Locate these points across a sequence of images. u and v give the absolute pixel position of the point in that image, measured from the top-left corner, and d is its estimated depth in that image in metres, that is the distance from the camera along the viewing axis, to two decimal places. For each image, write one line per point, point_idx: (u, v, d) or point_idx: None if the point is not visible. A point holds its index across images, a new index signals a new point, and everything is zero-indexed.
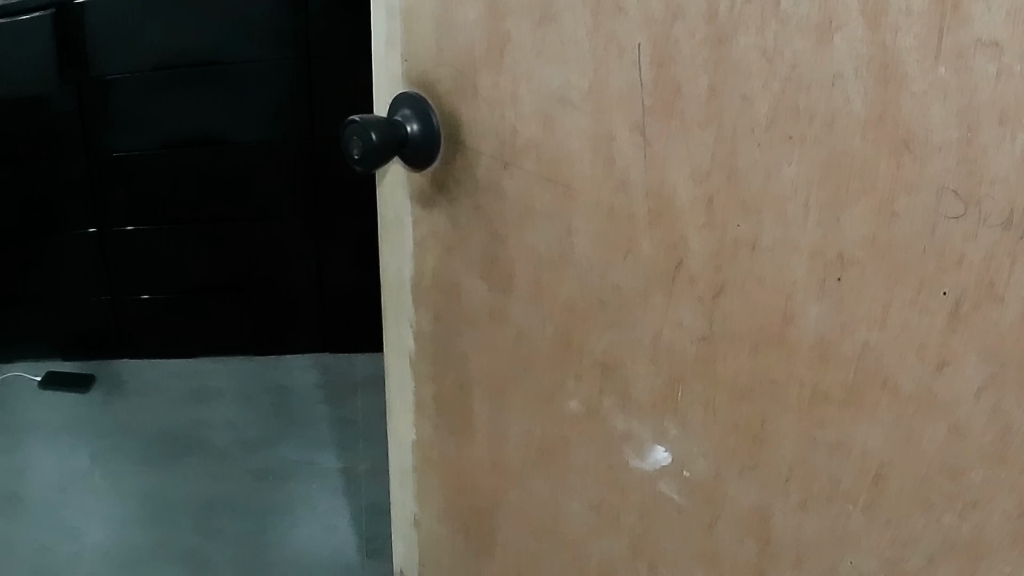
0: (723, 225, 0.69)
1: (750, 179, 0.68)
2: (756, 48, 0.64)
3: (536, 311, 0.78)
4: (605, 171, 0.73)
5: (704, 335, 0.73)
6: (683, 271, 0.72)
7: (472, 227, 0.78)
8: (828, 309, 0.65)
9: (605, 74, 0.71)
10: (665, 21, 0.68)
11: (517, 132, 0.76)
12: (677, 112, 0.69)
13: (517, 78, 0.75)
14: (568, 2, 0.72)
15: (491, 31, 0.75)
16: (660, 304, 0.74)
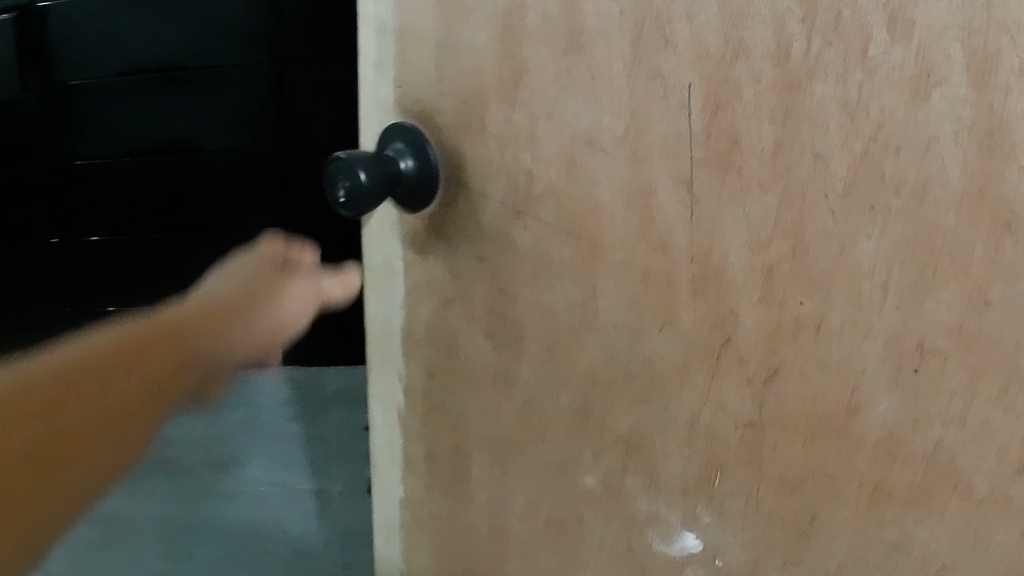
0: (782, 301, 0.59)
1: (821, 256, 0.56)
2: (835, 99, 0.53)
3: (550, 378, 0.67)
4: (641, 228, 0.61)
5: (751, 421, 0.62)
6: (730, 349, 0.61)
7: (474, 280, 0.66)
8: (898, 406, 0.55)
9: (645, 115, 0.59)
10: (722, 59, 0.56)
11: (534, 177, 0.63)
12: (734, 167, 0.57)
13: (536, 113, 0.62)
14: (601, 27, 0.59)
15: (504, 58, 0.62)
16: (700, 384, 0.63)
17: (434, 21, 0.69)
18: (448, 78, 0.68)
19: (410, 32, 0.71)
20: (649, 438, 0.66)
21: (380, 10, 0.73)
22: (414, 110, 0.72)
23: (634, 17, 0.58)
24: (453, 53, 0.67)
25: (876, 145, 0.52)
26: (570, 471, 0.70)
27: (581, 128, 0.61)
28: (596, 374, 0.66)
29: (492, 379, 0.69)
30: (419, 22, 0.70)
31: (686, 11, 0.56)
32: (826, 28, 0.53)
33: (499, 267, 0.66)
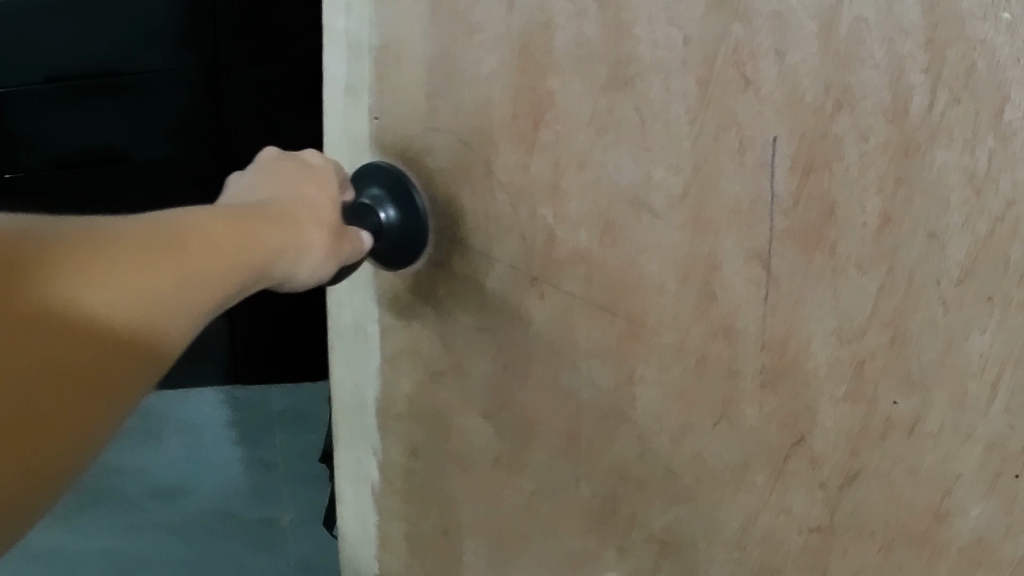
0: (873, 400, 0.47)
1: (924, 350, 0.44)
2: (960, 169, 0.41)
3: (569, 469, 0.57)
4: (698, 308, 0.49)
5: (818, 525, 0.50)
6: (802, 449, 0.49)
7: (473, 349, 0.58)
8: (996, 512, 0.44)
9: (711, 173, 0.47)
10: (819, 110, 0.43)
11: (554, 239, 0.53)
12: (828, 243, 0.45)
13: (562, 163, 0.51)
14: (655, 59, 0.47)
15: (519, 92, 0.51)
16: (760, 487, 0.51)
17: (421, 35, 0.55)
18: (443, 109, 0.55)
19: (388, 49, 0.57)
20: (689, 542, 0.54)
21: (350, 21, 0.59)
22: (396, 148, 0.59)
23: (702, 49, 0.45)
24: (454, 76, 0.54)
25: (1004, 230, 0.41)
26: (587, 569, 0.58)
27: (623, 183, 0.49)
28: (626, 468, 0.55)
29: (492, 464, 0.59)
30: (405, 36, 0.56)
31: (774, 46, 0.44)
32: (956, 83, 0.40)
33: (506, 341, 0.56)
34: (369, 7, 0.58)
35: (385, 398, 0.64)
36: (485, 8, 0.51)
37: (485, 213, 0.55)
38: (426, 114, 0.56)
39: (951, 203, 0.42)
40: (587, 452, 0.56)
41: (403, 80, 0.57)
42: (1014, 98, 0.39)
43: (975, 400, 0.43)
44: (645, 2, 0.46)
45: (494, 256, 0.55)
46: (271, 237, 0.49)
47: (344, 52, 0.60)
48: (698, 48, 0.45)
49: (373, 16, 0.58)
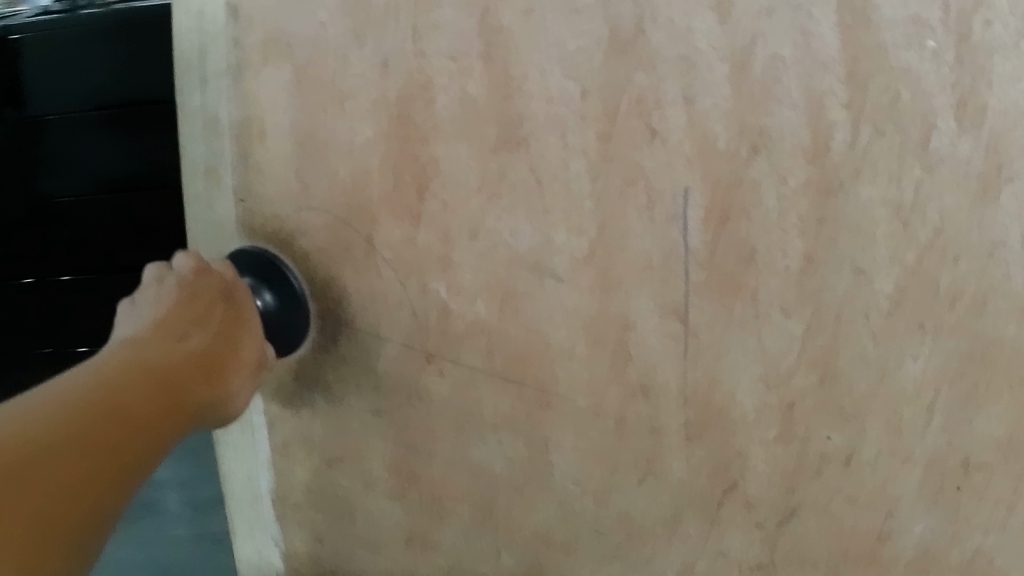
0: (805, 438, 0.44)
1: (856, 383, 0.43)
2: (884, 201, 0.41)
3: (487, 540, 0.52)
4: (614, 367, 0.46)
5: (760, 564, 0.46)
6: (736, 495, 0.46)
7: (370, 429, 0.53)
8: (942, 524, 0.43)
9: (618, 229, 0.44)
10: (734, 156, 0.42)
11: (447, 308, 0.48)
12: (748, 289, 0.43)
13: (451, 225, 0.47)
14: (550, 114, 0.44)
15: (398, 157, 0.47)
16: (695, 536, 0.47)
17: (283, 107, 0.50)
18: (314, 184, 0.50)
19: (250, 123, 0.51)
20: None
21: (203, 98, 0.52)
22: (268, 231, 0.52)
23: (602, 100, 0.43)
24: (321, 147, 0.49)
25: (933, 258, 0.41)
26: None
27: (522, 250, 0.46)
28: (550, 533, 0.50)
29: (404, 543, 0.54)
30: (264, 105, 0.50)
31: (682, 92, 0.42)
32: (880, 115, 0.40)
33: (404, 422, 0.51)
34: (227, 79, 0.51)
35: (282, 487, 0.57)
36: (356, 71, 0.47)
37: (370, 288, 0.50)
38: (299, 192, 0.51)
39: (875, 235, 0.41)
40: (503, 523, 0.51)
41: (269, 158, 0.51)
42: (940, 125, 0.39)
43: (910, 425, 0.43)
44: (537, 54, 0.43)
45: (384, 335, 0.50)
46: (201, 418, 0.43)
47: (201, 133, 0.53)
48: (596, 99, 0.43)
49: (231, 89, 0.51)
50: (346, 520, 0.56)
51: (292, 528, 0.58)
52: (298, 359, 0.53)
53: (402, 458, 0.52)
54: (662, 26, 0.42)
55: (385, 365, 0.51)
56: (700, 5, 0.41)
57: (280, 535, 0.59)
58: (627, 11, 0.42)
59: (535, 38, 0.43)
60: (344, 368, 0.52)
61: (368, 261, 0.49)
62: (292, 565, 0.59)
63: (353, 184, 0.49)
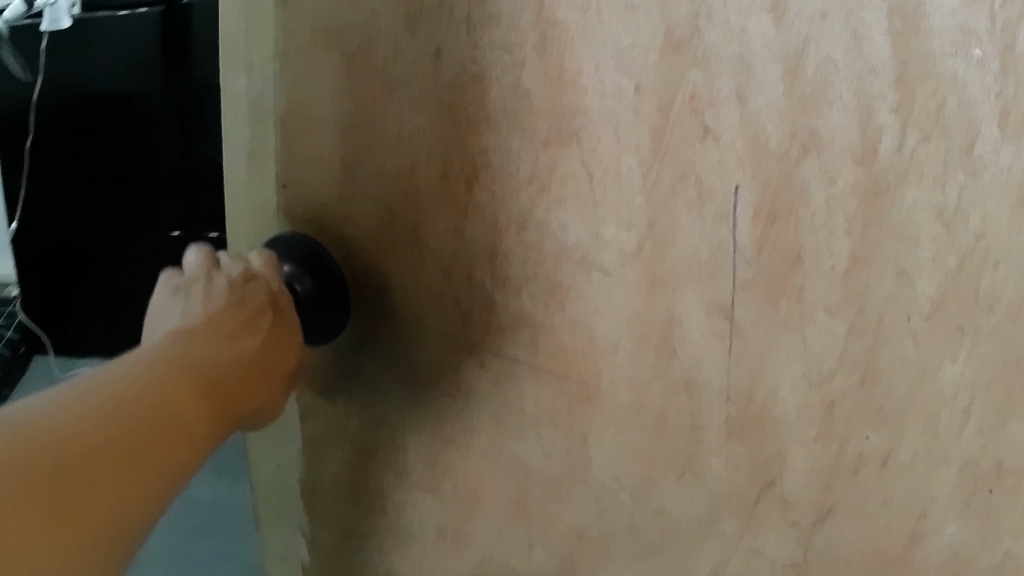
0: (843, 439, 0.44)
1: (895, 386, 0.43)
2: (929, 206, 0.41)
3: (520, 534, 0.52)
4: (658, 363, 0.46)
5: (794, 560, 0.47)
6: (772, 493, 0.46)
7: (406, 420, 0.53)
8: (973, 529, 0.44)
9: (667, 226, 0.45)
10: (785, 155, 0.42)
11: (493, 300, 0.49)
12: (794, 288, 0.43)
13: (500, 218, 0.48)
14: (602, 111, 0.45)
15: (448, 149, 0.48)
16: (730, 533, 0.47)
17: (333, 96, 0.50)
18: (362, 173, 0.51)
19: (297, 112, 0.52)
20: None
21: (250, 82, 0.53)
22: (313, 219, 0.53)
23: (656, 97, 0.44)
24: (371, 138, 0.50)
25: (974, 266, 0.41)
26: None
27: (569, 244, 0.47)
28: (584, 529, 0.50)
29: (435, 537, 0.55)
30: (313, 94, 0.51)
31: (736, 91, 0.42)
32: (926, 120, 0.40)
33: (442, 413, 0.52)
34: (274, 62, 0.51)
35: (310, 481, 0.57)
36: (408, 62, 0.48)
37: (415, 280, 0.51)
38: (345, 181, 0.51)
39: (919, 239, 0.41)
40: (537, 518, 0.51)
41: (317, 145, 0.52)
42: (985, 133, 0.39)
43: (948, 431, 0.43)
44: (592, 50, 0.44)
45: (426, 326, 0.51)
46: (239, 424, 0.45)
47: (245, 116, 0.53)
48: (651, 96, 0.44)
49: (278, 76, 0.52)
50: (377, 512, 0.56)
51: (320, 522, 0.58)
52: (335, 348, 0.54)
53: (439, 450, 0.53)
54: (717, 24, 0.42)
55: (426, 355, 0.51)
56: (756, 7, 0.41)
57: (307, 528, 0.59)
58: (684, 8, 0.42)
59: (589, 34, 0.44)
60: (385, 359, 0.53)
61: (414, 253, 0.50)
62: (319, 555, 0.59)
63: (401, 174, 0.50)
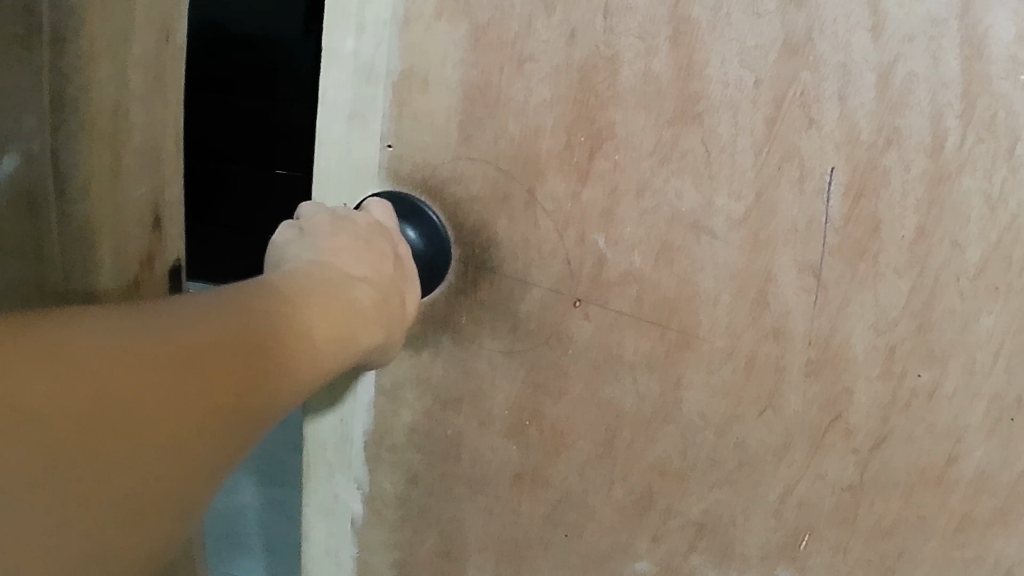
0: (901, 376, 0.54)
1: (945, 331, 0.53)
2: (979, 192, 0.51)
3: (603, 472, 0.59)
4: (751, 316, 0.54)
5: (850, 484, 0.55)
6: (839, 424, 0.55)
7: (497, 369, 0.59)
8: (996, 450, 0.53)
9: (771, 197, 0.53)
10: (873, 145, 0.51)
11: (602, 258, 0.56)
12: (872, 253, 0.53)
13: (618, 184, 0.55)
14: (720, 97, 0.52)
15: (571, 117, 0.54)
16: (799, 461, 0.56)
17: (456, 65, 0.55)
18: (479, 137, 0.56)
19: (414, 75, 0.56)
20: (727, 519, 0.57)
21: (362, 44, 0.56)
22: (418, 178, 0.58)
23: (772, 89, 0.52)
24: (493, 105, 0.55)
25: (1011, 237, 0.51)
26: (613, 560, 0.60)
27: (683, 209, 0.54)
28: (666, 464, 0.58)
29: (511, 481, 0.60)
30: (432, 63, 0.56)
31: (839, 91, 0.51)
32: (982, 126, 0.50)
33: (537, 362, 0.58)
34: (392, 31, 0.55)
35: (382, 430, 0.62)
36: (542, 38, 0.54)
37: (523, 239, 0.57)
38: (460, 144, 0.56)
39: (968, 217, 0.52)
40: (620, 454, 0.58)
41: (432, 108, 0.56)
42: None
43: (982, 371, 0.53)
44: (720, 46, 0.52)
45: (531, 282, 0.57)
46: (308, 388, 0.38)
47: (348, 77, 0.57)
48: (768, 89, 0.52)
49: (397, 41, 0.55)
50: (452, 460, 0.61)
51: (388, 469, 0.62)
52: (430, 301, 0.58)
53: (529, 397, 0.59)
54: (827, 36, 0.50)
55: (528, 309, 0.58)
56: (860, 25, 0.50)
57: (371, 477, 0.63)
58: (800, 20, 0.50)
59: (718, 33, 0.52)
60: (482, 312, 0.58)
61: (526, 215, 0.56)
62: (376, 508, 0.63)
63: (523, 140, 0.55)
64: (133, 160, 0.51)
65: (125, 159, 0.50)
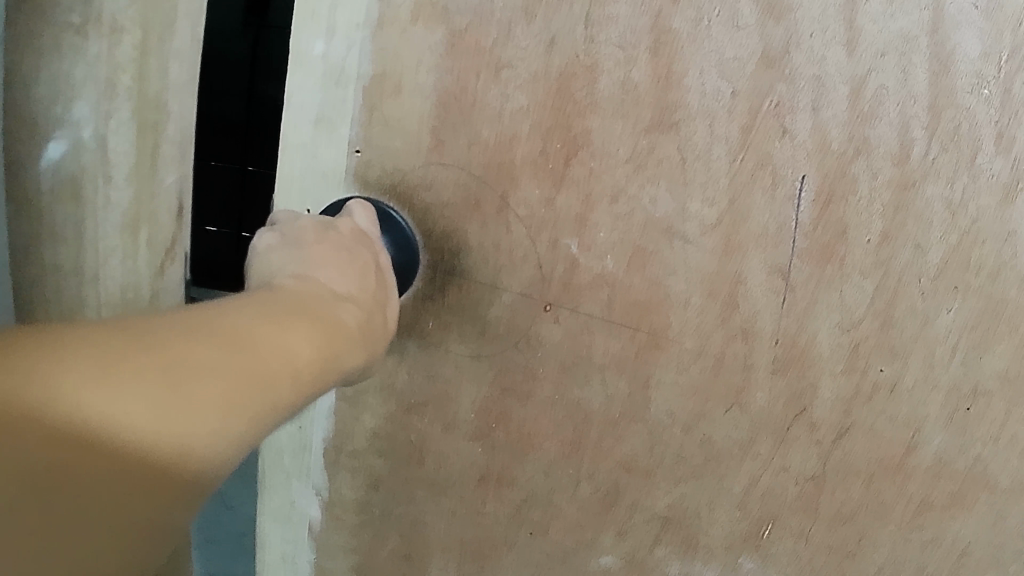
0: (862, 370, 0.56)
1: (905, 328, 0.56)
2: (941, 198, 0.54)
3: (570, 471, 0.59)
4: (722, 317, 0.56)
5: (813, 474, 0.58)
6: (804, 417, 0.57)
7: (464, 374, 0.58)
8: (951, 438, 0.57)
9: (744, 204, 0.54)
10: (843, 154, 0.54)
11: (575, 263, 0.56)
12: (838, 256, 0.55)
13: (593, 189, 0.55)
14: (699, 106, 0.53)
15: (547, 124, 0.54)
16: (764, 454, 0.58)
17: (431, 69, 0.55)
18: (452, 142, 0.56)
19: (387, 78, 0.56)
20: (693, 512, 0.59)
21: (333, 47, 0.55)
22: (386, 185, 0.57)
23: (748, 101, 0.53)
24: (468, 110, 0.55)
25: (970, 241, 0.54)
26: (579, 556, 0.61)
27: (657, 215, 0.55)
28: (633, 462, 0.59)
29: (477, 483, 0.60)
30: (406, 66, 0.55)
31: (812, 102, 0.53)
32: (946, 137, 0.53)
33: (505, 365, 0.58)
34: (365, 34, 0.55)
35: (340, 435, 0.61)
36: (521, 43, 0.54)
37: (493, 245, 0.56)
38: (433, 150, 0.56)
39: (930, 223, 0.54)
40: (589, 453, 0.59)
41: (404, 113, 0.56)
42: (987, 148, 0.53)
43: (939, 366, 0.56)
44: (699, 57, 0.53)
45: (501, 286, 0.57)
46: (263, 404, 0.33)
47: (316, 80, 0.56)
48: (745, 99, 0.53)
49: (369, 44, 0.55)
50: (414, 463, 0.61)
51: (348, 475, 0.62)
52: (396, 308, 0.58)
53: (496, 399, 0.59)
54: (804, 50, 0.52)
55: (497, 313, 0.57)
56: (835, 40, 0.52)
57: (330, 482, 0.62)
58: (779, 34, 0.52)
59: (698, 43, 0.53)
60: (449, 317, 0.58)
61: (499, 220, 0.56)
62: (335, 513, 0.63)
63: (498, 145, 0.55)
64: (142, 232, 0.56)
65: (140, 181, 0.54)
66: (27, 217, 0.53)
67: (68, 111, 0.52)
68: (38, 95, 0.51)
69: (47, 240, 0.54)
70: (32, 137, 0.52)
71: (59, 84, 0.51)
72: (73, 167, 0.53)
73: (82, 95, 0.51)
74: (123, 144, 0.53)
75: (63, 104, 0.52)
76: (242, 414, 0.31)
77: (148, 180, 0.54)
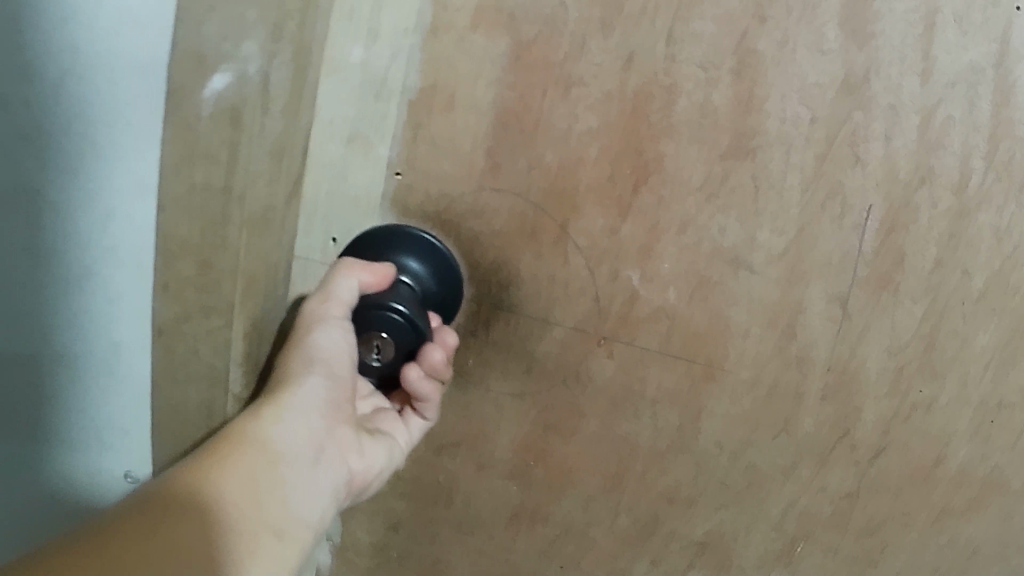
0: (904, 391, 0.55)
1: (947, 350, 0.54)
2: (989, 226, 0.51)
3: (607, 505, 0.58)
4: (777, 348, 0.54)
5: (848, 491, 0.57)
6: (846, 441, 0.56)
7: (507, 414, 0.57)
8: (976, 448, 0.56)
9: (812, 234, 0.52)
10: (908, 184, 0.51)
11: (633, 296, 0.53)
12: (894, 283, 0.52)
13: (660, 217, 0.51)
14: (778, 133, 0.50)
15: (612, 147, 0.50)
16: (805, 477, 0.57)
17: (490, 84, 0.50)
18: (509, 166, 0.51)
19: (436, 93, 0.50)
20: (730, 535, 0.59)
21: (371, 53, 0.49)
22: (430, 209, 0.53)
23: (826, 128, 0.50)
24: (530, 131, 0.50)
25: (1011, 264, 0.52)
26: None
27: (725, 245, 0.52)
28: (675, 492, 0.58)
29: (508, 519, 0.60)
30: (460, 80, 0.50)
31: (885, 132, 0.50)
32: (1001, 165, 0.50)
33: (551, 402, 0.56)
34: (413, 42, 0.49)
35: None
36: (594, 60, 0.49)
37: (546, 275, 0.53)
38: (487, 174, 0.52)
39: (976, 246, 0.52)
40: (627, 487, 0.58)
41: (452, 129, 0.51)
42: None
43: (970, 385, 0.55)
44: (782, 81, 0.49)
45: (553, 321, 0.54)
46: (225, 496, 0.41)
47: (351, 91, 0.49)
48: (823, 127, 0.49)
49: (418, 53, 0.49)
50: (443, 505, 0.60)
51: (372, 516, 0.61)
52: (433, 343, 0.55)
53: (536, 436, 0.57)
54: (882, 79, 0.49)
55: (546, 349, 0.55)
56: (911, 70, 0.48)
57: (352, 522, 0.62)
58: (861, 60, 0.48)
59: (781, 69, 0.49)
60: (493, 352, 0.55)
61: (557, 255, 0.53)
62: (347, 555, 0.63)
63: (562, 171, 0.51)
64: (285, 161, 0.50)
65: (291, 115, 0.48)
66: (187, 142, 0.48)
67: (237, 47, 0.47)
68: (210, 31, 0.46)
69: (199, 162, 0.49)
70: (195, 69, 0.47)
71: (233, 24, 0.46)
72: (232, 97, 0.47)
73: (249, 33, 0.46)
74: (283, 83, 0.47)
75: (232, 39, 0.46)
76: (213, 514, 0.40)
77: (293, 117, 0.49)
